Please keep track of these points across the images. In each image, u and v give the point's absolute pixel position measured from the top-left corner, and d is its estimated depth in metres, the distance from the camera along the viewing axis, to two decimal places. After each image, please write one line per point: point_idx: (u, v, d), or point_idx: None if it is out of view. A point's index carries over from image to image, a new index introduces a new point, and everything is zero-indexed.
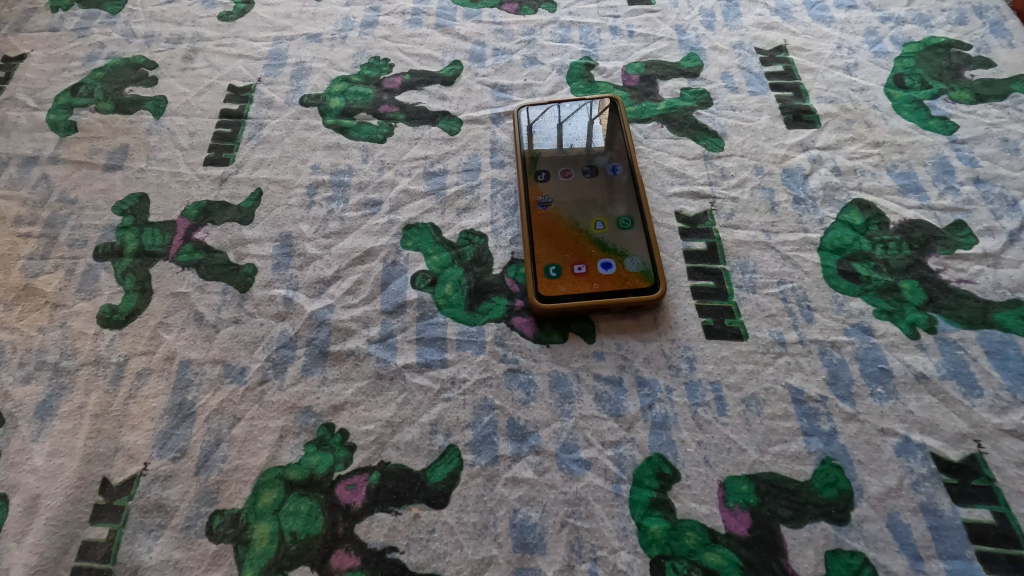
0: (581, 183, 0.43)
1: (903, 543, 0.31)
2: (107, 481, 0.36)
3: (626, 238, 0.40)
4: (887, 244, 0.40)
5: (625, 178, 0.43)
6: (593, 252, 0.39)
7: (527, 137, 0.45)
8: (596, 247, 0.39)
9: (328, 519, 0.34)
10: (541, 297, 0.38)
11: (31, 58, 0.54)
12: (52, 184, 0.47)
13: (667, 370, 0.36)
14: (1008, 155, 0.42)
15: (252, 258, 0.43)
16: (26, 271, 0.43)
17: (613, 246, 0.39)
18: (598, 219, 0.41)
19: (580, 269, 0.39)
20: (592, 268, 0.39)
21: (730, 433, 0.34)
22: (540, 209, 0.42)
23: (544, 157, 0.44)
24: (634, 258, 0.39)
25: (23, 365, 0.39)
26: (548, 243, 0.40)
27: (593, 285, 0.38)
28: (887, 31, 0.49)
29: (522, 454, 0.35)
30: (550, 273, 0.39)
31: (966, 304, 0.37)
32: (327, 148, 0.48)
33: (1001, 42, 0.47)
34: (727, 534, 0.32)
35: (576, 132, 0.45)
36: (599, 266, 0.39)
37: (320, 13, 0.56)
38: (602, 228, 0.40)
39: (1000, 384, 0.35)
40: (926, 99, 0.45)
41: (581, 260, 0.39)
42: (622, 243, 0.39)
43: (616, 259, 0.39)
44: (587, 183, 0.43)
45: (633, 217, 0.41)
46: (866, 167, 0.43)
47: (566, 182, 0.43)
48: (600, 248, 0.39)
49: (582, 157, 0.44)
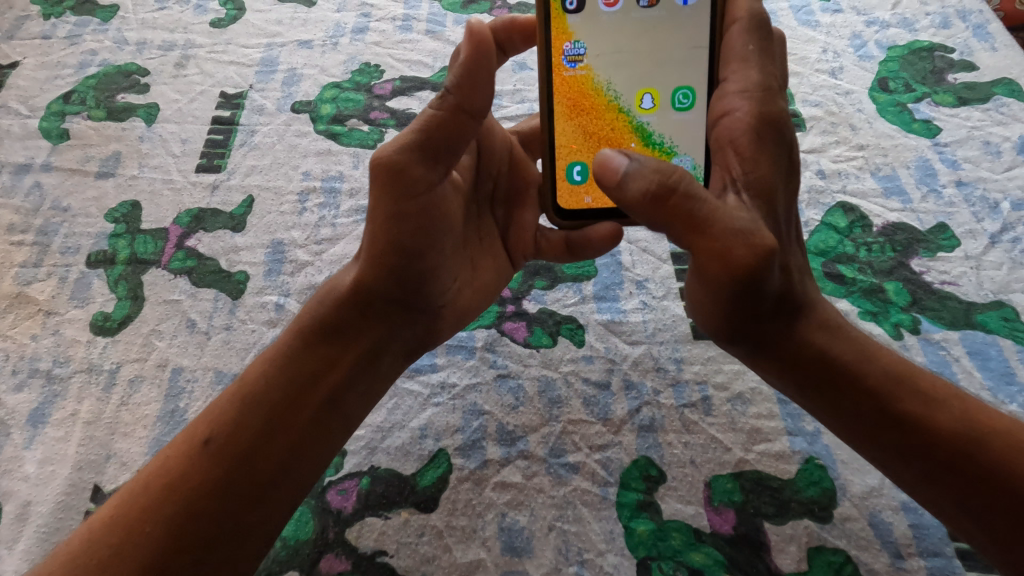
0: (634, 20, 0.33)
1: (885, 542, 0.31)
2: (99, 488, 0.36)
3: (677, 124, 0.35)
4: (870, 246, 0.40)
5: (700, 7, 0.33)
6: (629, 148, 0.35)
7: None
8: (635, 140, 0.35)
9: (318, 525, 0.33)
10: (561, 210, 0.36)
11: (23, 66, 0.55)
12: (44, 192, 0.47)
13: (655, 372, 0.37)
14: (989, 158, 0.42)
15: (243, 266, 0.43)
16: (19, 280, 0.44)
17: (658, 139, 0.35)
18: (648, 91, 0.34)
19: None
20: None
21: (715, 433, 0.35)
22: (568, 67, 0.34)
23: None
24: (680, 155, 0.35)
25: (16, 374, 0.40)
26: (576, 129, 0.35)
27: None
28: (871, 35, 0.49)
29: (510, 459, 0.35)
30: (574, 175, 0.36)
31: (949, 305, 0.38)
32: (317, 154, 0.48)
33: (983, 45, 0.47)
34: (712, 534, 0.32)
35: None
36: None
37: (311, 20, 0.56)
38: (648, 107, 0.34)
39: (981, 384, 0.35)
40: (909, 102, 0.46)
41: None
42: (669, 132, 0.35)
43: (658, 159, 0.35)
44: (640, 18, 0.33)
45: (693, 86, 0.34)
46: (851, 170, 0.43)
47: (611, 16, 0.33)
48: (641, 141, 0.35)
49: None
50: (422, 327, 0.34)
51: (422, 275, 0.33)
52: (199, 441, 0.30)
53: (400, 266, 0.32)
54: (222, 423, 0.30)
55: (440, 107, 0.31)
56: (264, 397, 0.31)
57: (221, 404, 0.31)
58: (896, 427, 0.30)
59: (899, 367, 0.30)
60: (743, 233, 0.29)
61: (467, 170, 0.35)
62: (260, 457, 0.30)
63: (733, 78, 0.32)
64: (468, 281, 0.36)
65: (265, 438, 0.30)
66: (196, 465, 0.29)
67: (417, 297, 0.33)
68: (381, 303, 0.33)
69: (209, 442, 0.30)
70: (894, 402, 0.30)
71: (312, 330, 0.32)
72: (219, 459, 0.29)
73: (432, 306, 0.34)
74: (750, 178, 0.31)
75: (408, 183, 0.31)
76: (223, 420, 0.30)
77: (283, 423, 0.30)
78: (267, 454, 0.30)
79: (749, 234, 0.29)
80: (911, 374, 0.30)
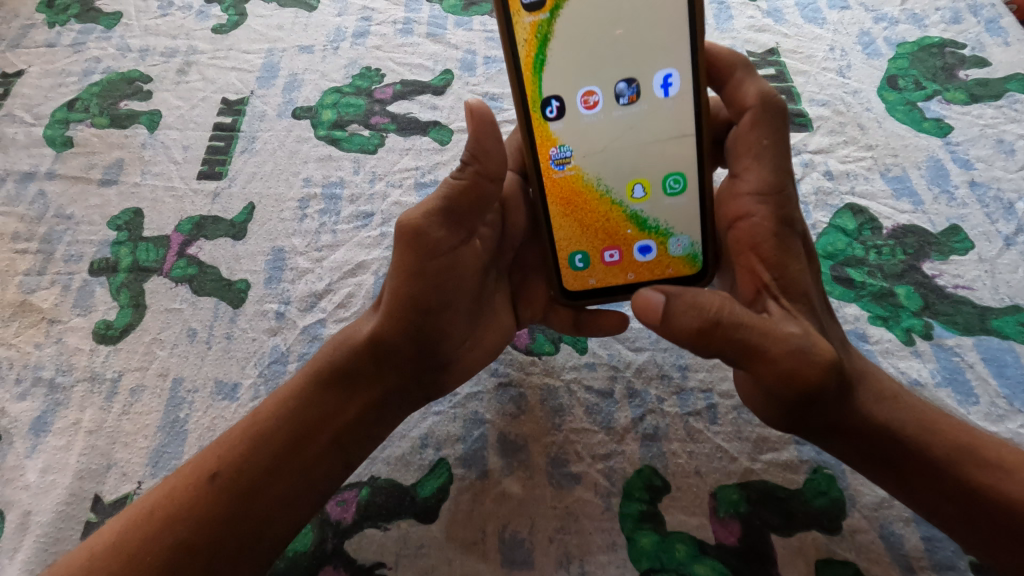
0: (617, 119, 0.34)
1: (895, 555, 0.31)
2: (100, 498, 0.36)
3: (674, 209, 0.35)
4: (880, 250, 0.39)
5: (682, 100, 0.33)
6: (627, 234, 0.35)
7: None
8: (632, 226, 0.35)
9: (317, 536, 0.33)
10: (568, 292, 0.36)
11: (28, 74, 0.55)
12: (48, 201, 0.48)
13: (659, 380, 0.36)
14: (1003, 157, 0.41)
15: (244, 273, 0.43)
16: (23, 288, 0.44)
17: (654, 225, 0.35)
18: (639, 181, 0.35)
19: (611, 256, 0.36)
20: (627, 254, 0.36)
21: (721, 442, 0.34)
22: (557, 170, 0.35)
23: (554, 61, 0.33)
24: (678, 238, 0.35)
25: (19, 383, 0.40)
26: (572, 223, 0.35)
27: (627, 274, 0.36)
28: (880, 32, 0.48)
29: (511, 469, 0.34)
30: (576, 264, 0.36)
31: (963, 310, 0.37)
32: (318, 160, 0.48)
33: (996, 40, 0.46)
34: (716, 546, 0.31)
35: (601, 4, 0.32)
36: (636, 251, 0.36)
37: (313, 24, 0.56)
38: (643, 196, 0.35)
39: (997, 392, 0.34)
40: (919, 100, 0.44)
41: (612, 245, 0.36)
42: (667, 218, 0.35)
43: (657, 242, 0.35)
44: (621, 116, 0.34)
45: (686, 172, 0.34)
46: (859, 171, 0.42)
47: (592, 118, 0.34)
48: (638, 228, 0.35)
49: (621, 62, 0.33)
50: (429, 380, 0.34)
51: (436, 335, 0.33)
52: (208, 473, 0.30)
53: (416, 324, 0.32)
54: (233, 457, 0.31)
55: (461, 177, 0.33)
56: (276, 435, 0.31)
57: (234, 437, 0.31)
58: (960, 497, 0.29)
59: (962, 439, 0.30)
60: (800, 351, 0.29)
61: (490, 232, 0.36)
62: (263, 496, 0.30)
63: (745, 178, 0.34)
64: (477, 337, 0.36)
65: (269, 476, 0.31)
66: (204, 496, 0.30)
67: (425, 351, 0.33)
68: (395, 356, 0.33)
69: (218, 474, 0.30)
70: (955, 472, 0.29)
71: (328, 376, 0.33)
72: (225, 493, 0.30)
73: (445, 365, 0.34)
74: (781, 282, 0.32)
75: (430, 244, 0.32)
76: (235, 456, 0.31)
77: (289, 462, 0.31)
78: (271, 491, 0.30)
79: (806, 352, 0.29)
80: (971, 441, 0.30)
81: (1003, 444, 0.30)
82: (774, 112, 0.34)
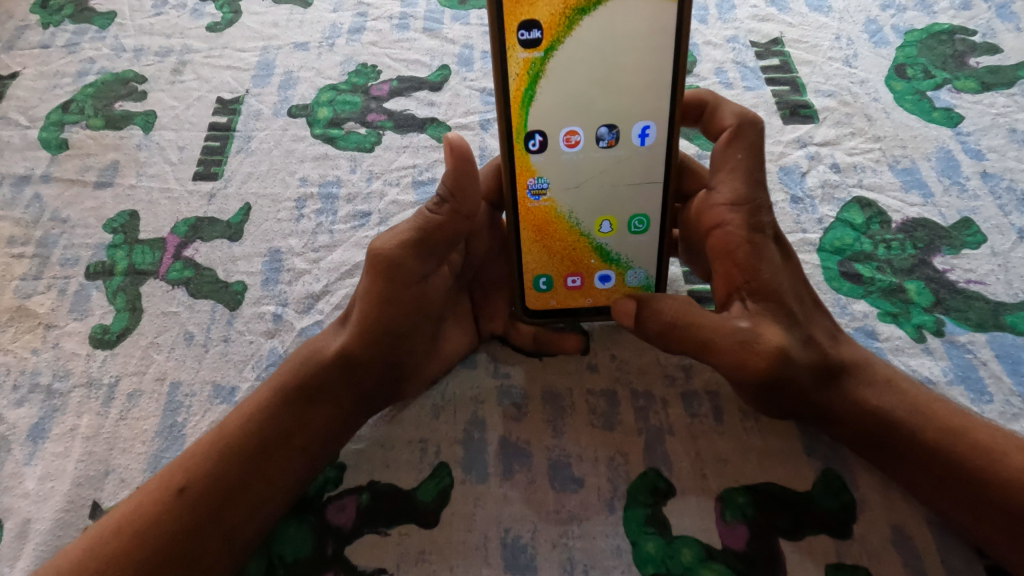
0: (594, 160, 0.35)
1: (907, 557, 0.30)
2: (97, 505, 0.35)
3: (634, 246, 0.37)
4: (890, 244, 0.38)
5: (656, 151, 0.35)
6: (591, 264, 0.37)
7: (524, 26, 0.31)
8: (597, 257, 0.37)
9: (318, 542, 0.32)
10: (530, 311, 0.38)
11: (22, 75, 0.54)
12: (43, 204, 0.47)
13: (663, 381, 0.36)
14: (1016, 147, 0.40)
15: (241, 275, 0.42)
16: (19, 292, 0.43)
17: (616, 258, 0.37)
18: (606, 218, 0.36)
19: (574, 282, 0.37)
20: (588, 282, 0.37)
21: (727, 443, 0.33)
22: (533, 200, 0.35)
23: (543, 98, 0.33)
24: (636, 270, 0.37)
25: (17, 389, 0.39)
26: (541, 249, 0.36)
27: (586, 300, 0.38)
28: (888, 19, 0.47)
29: (513, 472, 0.34)
30: (539, 285, 0.37)
31: (976, 306, 0.36)
32: (315, 159, 0.47)
33: (1008, 26, 0.45)
34: (723, 550, 0.31)
35: (594, 48, 0.32)
36: (596, 279, 0.37)
37: (308, 20, 0.55)
38: (608, 231, 0.36)
39: (1011, 389, 0.33)
40: (928, 89, 0.43)
41: (575, 272, 0.37)
42: (627, 253, 0.37)
43: (617, 273, 0.37)
44: (599, 158, 0.35)
45: (649, 215, 0.36)
46: (867, 163, 0.41)
47: (572, 156, 0.34)
48: (602, 259, 0.37)
49: (603, 111, 0.34)
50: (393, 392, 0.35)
51: (402, 353, 0.34)
52: (175, 488, 0.30)
53: (384, 344, 0.34)
54: (199, 471, 0.31)
55: (438, 213, 0.34)
56: (241, 449, 0.32)
57: (200, 452, 0.32)
58: (950, 480, 0.30)
59: (952, 422, 0.30)
60: (748, 342, 0.31)
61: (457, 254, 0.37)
62: (230, 509, 0.30)
63: (721, 189, 0.35)
64: (439, 350, 0.36)
65: (235, 489, 0.31)
66: (169, 512, 0.30)
67: (390, 366, 0.34)
68: (360, 371, 0.34)
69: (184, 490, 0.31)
70: (947, 453, 0.30)
71: (295, 392, 0.33)
72: (191, 508, 0.30)
73: (408, 378, 0.35)
74: (752, 284, 0.33)
75: (404, 268, 0.33)
76: (200, 470, 0.31)
77: (257, 476, 0.31)
78: (237, 503, 0.31)
79: (754, 342, 0.31)
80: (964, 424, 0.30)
81: (1000, 430, 0.30)
82: (756, 134, 0.35)
